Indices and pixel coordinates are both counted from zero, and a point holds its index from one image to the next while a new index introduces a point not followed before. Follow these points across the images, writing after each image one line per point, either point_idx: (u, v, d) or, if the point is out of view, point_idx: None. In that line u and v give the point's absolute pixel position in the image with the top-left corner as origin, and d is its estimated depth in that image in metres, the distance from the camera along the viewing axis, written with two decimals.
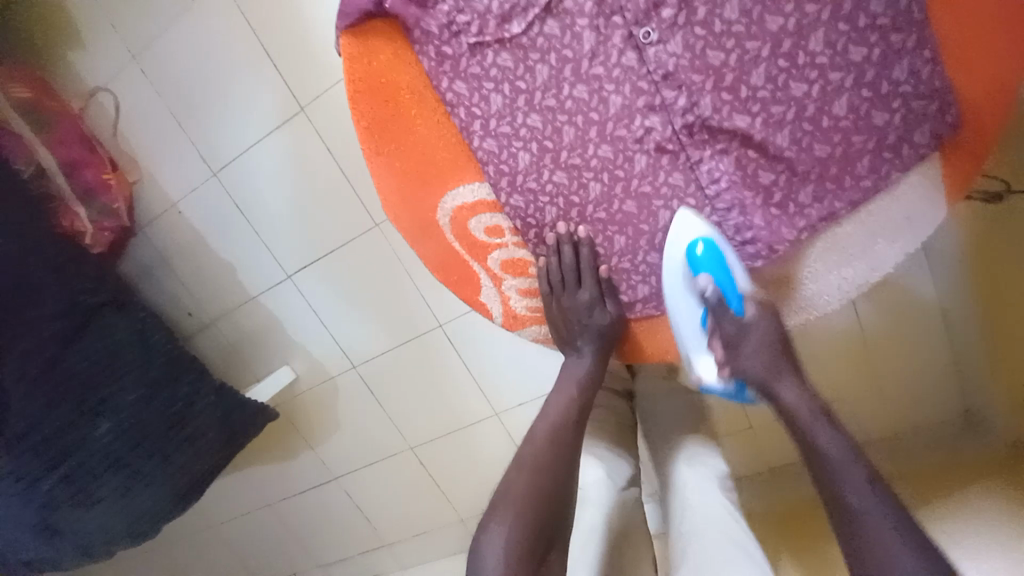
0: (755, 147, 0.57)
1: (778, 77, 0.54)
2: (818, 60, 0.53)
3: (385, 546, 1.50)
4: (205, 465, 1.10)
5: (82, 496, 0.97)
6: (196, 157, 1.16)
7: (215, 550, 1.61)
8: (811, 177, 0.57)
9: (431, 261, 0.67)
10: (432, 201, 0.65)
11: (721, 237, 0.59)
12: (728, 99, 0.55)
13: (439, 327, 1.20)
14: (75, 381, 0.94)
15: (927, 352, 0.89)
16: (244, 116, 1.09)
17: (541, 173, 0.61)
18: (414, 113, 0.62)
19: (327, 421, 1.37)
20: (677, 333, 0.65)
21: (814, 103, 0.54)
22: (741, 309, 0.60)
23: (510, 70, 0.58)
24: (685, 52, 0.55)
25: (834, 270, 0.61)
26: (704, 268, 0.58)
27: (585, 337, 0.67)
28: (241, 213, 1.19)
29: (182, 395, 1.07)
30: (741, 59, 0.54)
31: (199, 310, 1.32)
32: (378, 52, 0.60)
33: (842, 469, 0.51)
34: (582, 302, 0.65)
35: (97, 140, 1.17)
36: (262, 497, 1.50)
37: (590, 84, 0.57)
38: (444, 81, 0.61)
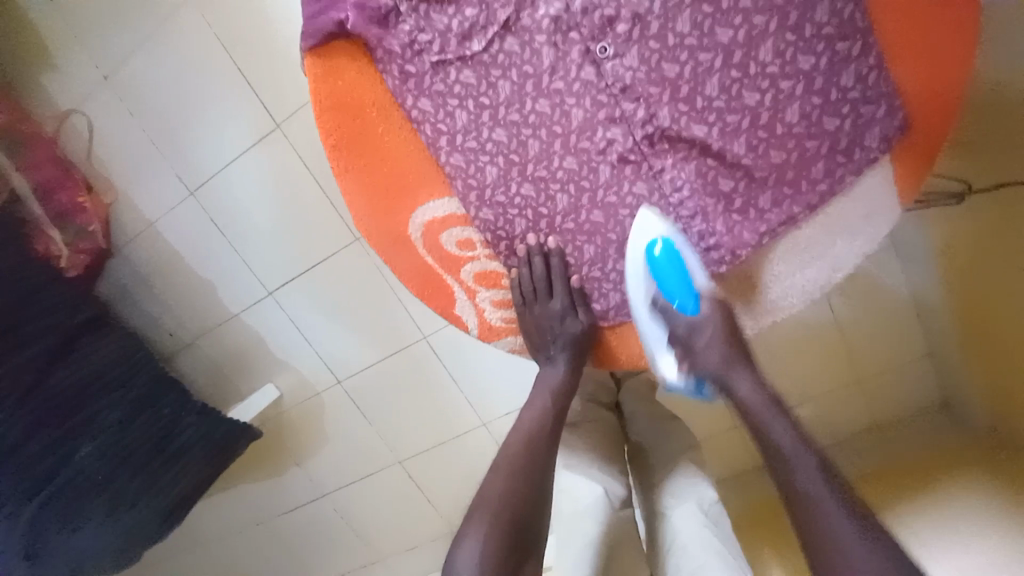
0: (714, 155, 0.58)
1: (731, 87, 0.56)
2: (768, 70, 0.55)
3: (378, 561, 1.49)
4: (191, 484, 1.07)
5: (63, 524, 0.95)
6: (171, 177, 1.15)
7: (205, 574, 1.58)
8: (768, 182, 0.58)
9: (403, 275, 0.66)
10: (402, 216, 0.65)
11: (679, 239, 0.60)
12: (685, 110, 0.57)
13: (423, 339, 1.21)
14: (55, 406, 0.94)
15: (904, 343, 0.94)
16: (220, 135, 1.10)
17: (509, 186, 0.62)
18: (381, 130, 0.63)
19: (315, 437, 1.36)
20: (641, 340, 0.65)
21: (767, 111, 0.56)
22: (696, 309, 0.61)
23: (474, 87, 0.59)
24: (641, 65, 0.56)
25: (798, 272, 0.62)
26: (660, 266, 0.60)
27: (559, 345, 0.66)
28: (220, 231, 1.18)
29: (167, 414, 1.07)
30: (695, 70, 0.56)
31: (180, 330, 1.30)
32: (342, 72, 0.61)
33: (809, 466, 0.52)
34: (554, 310, 0.65)
35: (71, 163, 1.18)
36: (251, 517, 1.48)
37: (551, 98, 0.58)
38: (409, 98, 0.62)
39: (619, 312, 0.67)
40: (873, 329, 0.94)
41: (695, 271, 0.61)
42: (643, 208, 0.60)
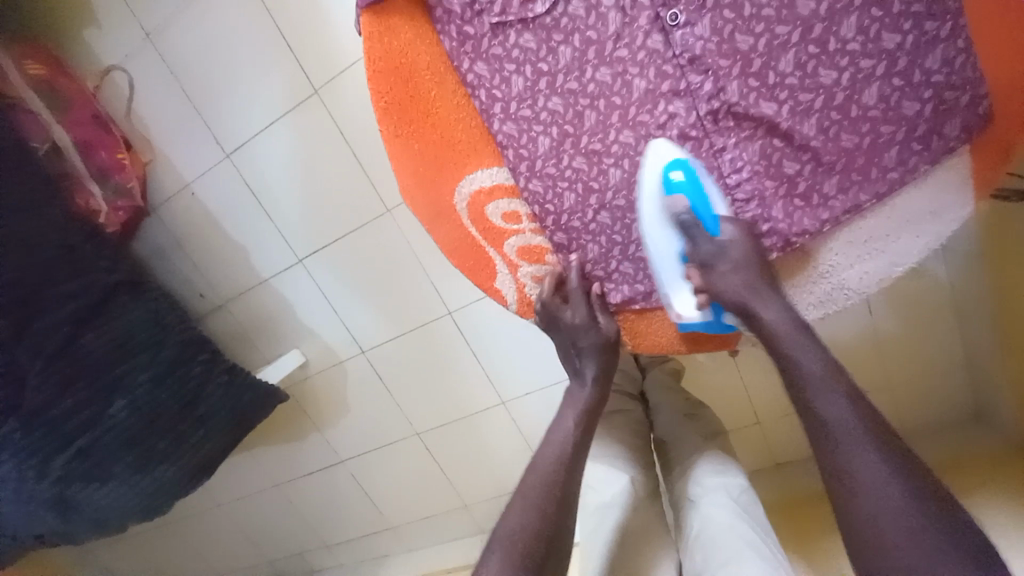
0: (781, 136, 0.55)
1: (807, 63, 0.53)
2: (848, 47, 0.52)
3: (389, 530, 1.52)
4: (218, 445, 1.10)
5: (97, 471, 0.99)
6: (208, 139, 1.16)
7: (223, 528, 1.64)
8: (836, 168, 0.55)
9: (446, 246, 0.67)
10: (449, 185, 0.64)
11: (694, 159, 0.57)
12: (755, 85, 0.54)
13: (448, 315, 1.20)
14: (89, 363, 0.95)
15: (938, 348, 0.90)
16: (257, 98, 1.09)
17: (560, 158, 0.61)
18: (434, 93, 0.62)
19: (336, 404, 1.38)
20: (654, 277, 0.63)
21: (843, 91, 0.53)
22: (717, 229, 0.58)
23: (533, 51, 0.58)
24: (712, 35, 0.54)
25: (855, 264, 0.60)
26: (681, 190, 0.57)
27: (589, 336, 0.66)
28: (253, 196, 1.19)
29: (195, 377, 1.06)
30: (770, 44, 0.53)
31: (210, 291, 1.32)
32: (399, 31, 0.59)
33: None
34: (577, 322, 0.66)
35: (111, 119, 1.18)
36: (270, 477, 1.52)
37: (613, 67, 0.56)
38: (465, 61, 0.61)
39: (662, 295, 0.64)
40: (906, 333, 0.90)
41: (713, 196, 0.58)
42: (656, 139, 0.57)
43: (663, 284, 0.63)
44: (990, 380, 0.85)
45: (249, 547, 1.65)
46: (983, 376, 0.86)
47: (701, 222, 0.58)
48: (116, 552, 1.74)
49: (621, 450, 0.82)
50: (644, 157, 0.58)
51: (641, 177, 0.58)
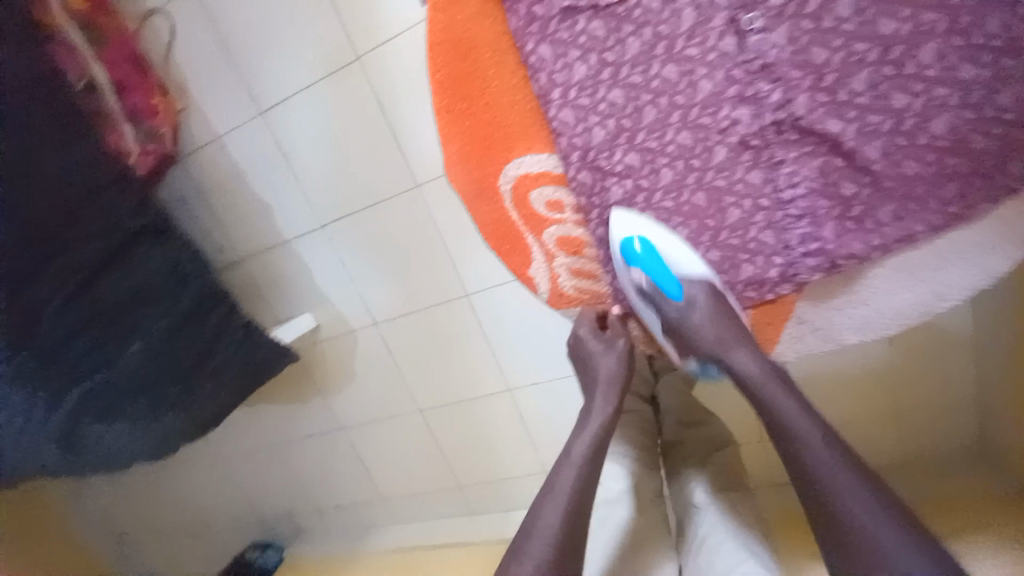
0: (843, 156, 0.54)
1: (881, 84, 0.52)
2: (924, 73, 0.51)
3: (381, 500, 1.54)
4: (227, 402, 1.10)
5: (108, 412, 0.99)
6: (243, 95, 1.14)
7: (219, 481, 1.67)
8: (894, 195, 0.54)
9: (484, 223, 0.71)
10: (496, 164, 0.67)
11: (653, 228, 0.60)
12: (823, 101, 0.53)
13: (464, 297, 1.20)
14: (109, 304, 0.96)
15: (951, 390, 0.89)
16: (298, 58, 1.07)
17: (613, 152, 0.60)
18: (492, 72, 0.64)
19: (342, 372, 1.39)
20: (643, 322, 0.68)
21: (912, 118, 0.52)
22: (679, 293, 0.60)
23: (600, 40, 0.57)
24: (788, 44, 0.53)
25: (897, 291, 0.60)
26: (638, 263, 0.61)
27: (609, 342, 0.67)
28: (283, 156, 1.18)
29: (211, 330, 1.06)
30: (846, 60, 0.52)
31: (231, 248, 1.32)
32: (465, 7, 0.62)
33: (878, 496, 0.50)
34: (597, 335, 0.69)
35: (148, 64, 1.16)
36: (270, 436, 1.55)
37: (680, 65, 0.55)
38: (529, 43, 0.60)
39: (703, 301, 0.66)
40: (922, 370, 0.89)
41: (678, 260, 0.60)
42: (615, 210, 0.62)
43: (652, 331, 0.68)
44: (996, 417, 0.84)
45: (242, 502, 1.68)
46: (991, 412, 0.85)
47: (662, 288, 0.61)
48: (112, 494, 1.77)
49: (629, 451, 0.82)
50: (609, 230, 0.63)
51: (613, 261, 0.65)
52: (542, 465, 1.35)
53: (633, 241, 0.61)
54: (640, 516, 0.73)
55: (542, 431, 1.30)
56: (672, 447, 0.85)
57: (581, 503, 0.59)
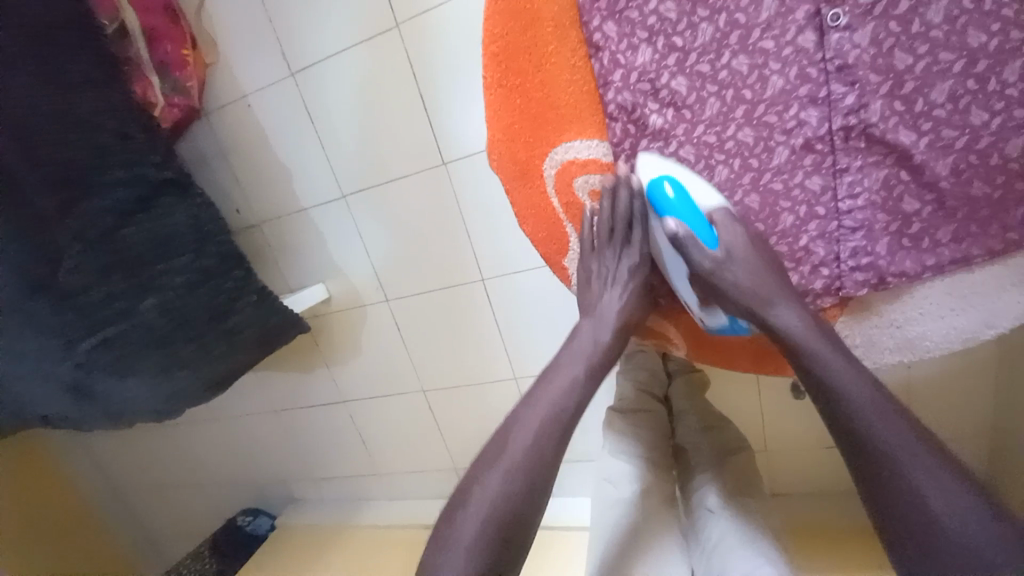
0: (910, 169, 0.53)
1: (961, 98, 0.50)
2: (1008, 91, 0.49)
3: (375, 476, 1.55)
4: (239, 360, 1.07)
5: (117, 366, 0.93)
6: (276, 52, 1.11)
7: (215, 441, 1.67)
8: (956, 216, 0.53)
9: (522, 208, 0.70)
10: (544, 148, 0.67)
11: (685, 173, 0.59)
12: (899, 110, 0.52)
13: (481, 282, 1.19)
14: (129, 253, 0.93)
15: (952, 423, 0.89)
16: (334, 18, 1.04)
17: (669, 143, 0.61)
18: (552, 49, 0.64)
19: (349, 345, 1.38)
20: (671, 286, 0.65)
21: (988, 137, 0.50)
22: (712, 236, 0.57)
23: (671, 23, 0.58)
24: (870, 46, 0.52)
25: (947, 315, 0.58)
26: (671, 211, 0.57)
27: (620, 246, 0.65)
28: (310, 119, 1.15)
29: (228, 289, 1.05)
30: (929, 68, 0.50)
31: (247, 209, 1.31)
32: None
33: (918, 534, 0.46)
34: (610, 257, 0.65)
35: (179, 10, 1.13)
36: (271, 402, 1.55)
37: (752, 57, 0.56)
38: (596, 19, 0.61)
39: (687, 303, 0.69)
40: (940, 397, 0.87)
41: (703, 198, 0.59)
42: (643, 152, 0.62)
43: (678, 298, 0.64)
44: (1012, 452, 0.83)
45: (235, 464, 1.69)
46: (1006, 447, 0.84)
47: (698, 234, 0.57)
48: (107, 443, 1.78)
49: (642, 450, 0.81)
50: (637, 172, 0.62)
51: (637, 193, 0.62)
52: None
53: (663, 180, 0.58)
54: (650, 517, 0.72)
55: None
56: (688, 448, 0.84)
57: None
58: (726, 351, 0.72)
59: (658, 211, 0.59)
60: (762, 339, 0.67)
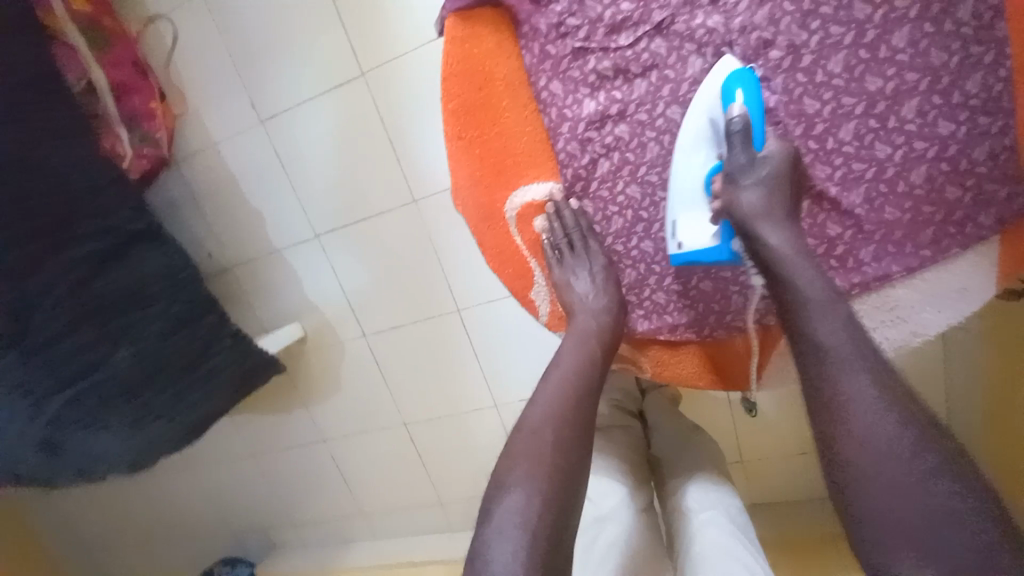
0: (828, 200, 0.60)
1: (866, 135, 0.57)
2: (905, 127, 0.56)
3: (361, 515, 1.52)
4: (216, 406, 1.07)
5: (91, 419, 0.92)
6: (245, 102, 1.14)
7: (190, 492, 1.61)
8: (874, 237, 0.59)
9: (489, 247, 0.74)
10: (504, 192, 0.71)
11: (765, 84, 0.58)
12: (814, 148, 0.59)
13: (457, 312, 1.21)
14: (101, 305, 0.92)
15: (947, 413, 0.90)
16: (301, 69, 1.09)
17: (616, 183, 0.68)
18: (506, 104, 0.69)
19: (328, 383, 1.38)
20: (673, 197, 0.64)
21: (893, 167, 0.57)
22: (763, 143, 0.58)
23: (609, 79, 0.64)
24: (783, 94, 0.59)
25: (877, 327, 0.63)
26: (744, 101, 0.57)
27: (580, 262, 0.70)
28: (280, 164, 1.18)
29: (203, 335, 1.05)
30: (836, 111, 0.57)
31: (219, 254, 1.31)
32: (482, 39, 0.67)
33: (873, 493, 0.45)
34: (574, 272, 0.70)
35: (149, 68, 1.16)
36: (248, 447, 1.51)
37: (684, 107, 0.62)
38: (542, 79, 0.67)
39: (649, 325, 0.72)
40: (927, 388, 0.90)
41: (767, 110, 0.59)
42: (726, 55, 0.59)
43: (681, 205, 0.64)
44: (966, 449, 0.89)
45: (212, 514, 1.63)
46: None
47: (753, 134, 0.57)
48: (74, 503, 1.70)
49: (622, 466, 0.83)
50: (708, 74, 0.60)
51: (696, 97, 0.61)
52: None
53: (741, 78, 0.58)
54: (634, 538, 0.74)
55: None
56: (661, 457, 0.86)
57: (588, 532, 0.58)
58: (693, 366, 0.73)
59: (727, 97, 0.58)
60: (716, 335, 0.71)
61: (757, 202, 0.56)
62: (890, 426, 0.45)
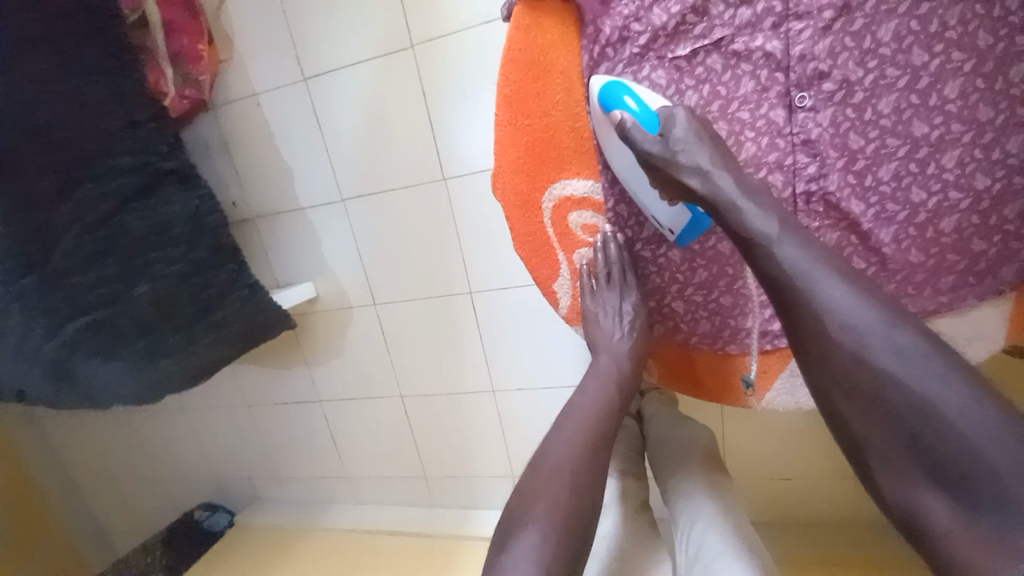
0: (858, 235, 0.61)
1: (904, 178, 0.58)
2: (943, 175, 0.57)
3: (343, 478, 1.55)
4: (222, 354, 1.09)
5: (104, 348, 0.94)
6: (292, 58, 1.15)
7: (181, 432, 1.65)
8: (897, 277, 0.61)
9: (521, 235, 0.75)
10: (544, 183, 0.73)
11: (629, 81, 0.65)
12: (852, 182, 0.60)
13: (468, 294, 1.23)
14: (126, 238, 0.94)
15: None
16: (352, 34, 1.10)
17: None
18: (558, 97, 0.70)
19: (332, 346, 1.40)
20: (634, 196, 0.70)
21: (926, 213, 0.59)
22: (655, 125, 0.63)
23: (661, 88, 0.65)
24: (830, 126, 0.60)
25: None
26: (619, 108, 0.63)
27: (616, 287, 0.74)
28: (317, 124, 1.19)
29: (218, 284, 1.05)
30: (878, 150, 0.59)
31: (244, 203, 1.33)
32: (547, 30, 0.68)
33: (900, 455, 0.50)
34: (612, 297, 0.74)
35: (200, 7, 1.16)
36: (244, 396, 1.54)
37: (731, 125, 0.63)
38: (596, 82, 0.68)
39: (671, 325, 0.75)
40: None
41: (648, 98, 0.64)
42: (597, 76, 0.67)
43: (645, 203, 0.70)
44: None
45: (199, 456, 1.66)
46: None
47: (643, 127, 0.63)
48: (65, 427, 1.72)
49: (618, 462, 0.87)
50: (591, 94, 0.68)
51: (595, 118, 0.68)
52: (512, 470, 1.38)
53: (617, 89, 0.64)
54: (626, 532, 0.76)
55: (519, 438, 1.34)
56: (655, 451, 0.88)
57: (579, 515, 0.61)
58: (707, 383, 0.75)
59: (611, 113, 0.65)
60: (727, 350, 0.72)
61: (705, 163, 0.60)
62: (946, 386, 0.47)
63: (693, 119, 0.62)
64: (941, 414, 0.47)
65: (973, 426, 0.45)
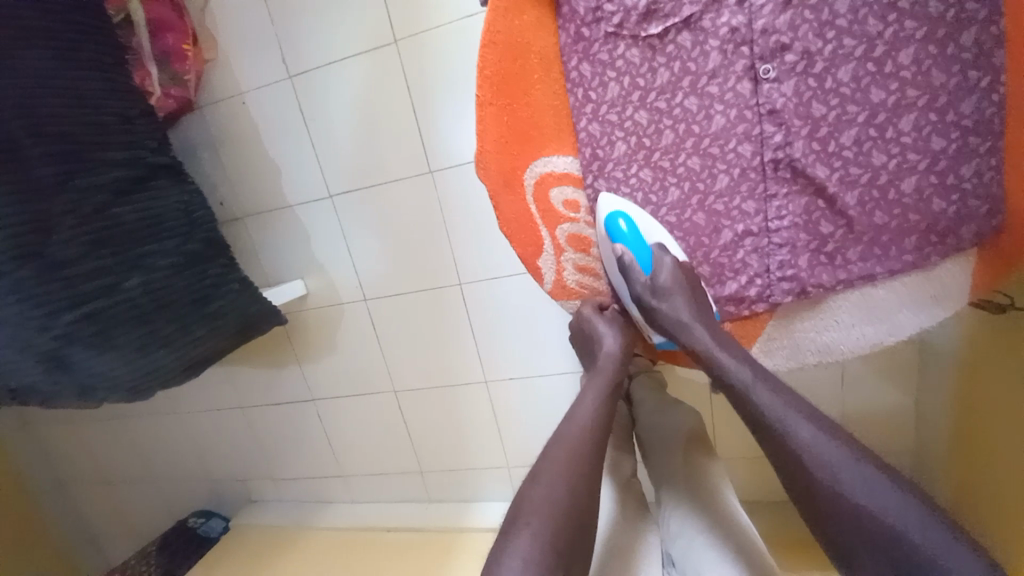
0: (825, 199, 0.65)
1: (865, 142, 0.62)
2: (902, 139, 0.61)
3: (339, 477, 1.55)
4: (218, 346, 1.09)
5: (100, 339, 0.91)
6: (277, 56, 1.17)
7: (174, 436, 1.64)
8: (863, 239, 0.64)
9: (506, 213, 0.76)
10: (525, 160, 0.75)
11: (634, 209, 0.71)
12: (817, 149, 0.63)
13: (458, 286, 1.25)
14: (120, 230, 0.95)
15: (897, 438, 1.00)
16: (335, 32, 1.12)
17: (630, 166, 0.72)
18: (537, 77, 0.73)
19: (324, 343, 1.41)
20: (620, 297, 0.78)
21: (887, 175, 0.62)
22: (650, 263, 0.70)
23: (635, 66, 0.69)
24: (794, 96, 0.63)
25: (857, 325, 0.69)
26: (622, 240, 0.70)
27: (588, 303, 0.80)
28: (304, 119, 1.20)
29: (212, 275, 1.07)
30: (839, 117, 0.62)
31: (232, 202, 1.33)
32: (525, 12, 0.70)
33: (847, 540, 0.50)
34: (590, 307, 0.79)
35: (185, 7, 1.16)
36: (236, 398, 1.54)
37: (701, 99, 0.67)
38: (574, 60, 0.72)
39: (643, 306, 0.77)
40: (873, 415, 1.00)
41: (650, 231, 0.70)
42: (602, 192, 0.73)
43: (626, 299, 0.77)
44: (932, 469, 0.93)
45: (193, 461, 1.65)
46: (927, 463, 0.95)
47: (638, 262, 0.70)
48: (56, 436, 1.71)
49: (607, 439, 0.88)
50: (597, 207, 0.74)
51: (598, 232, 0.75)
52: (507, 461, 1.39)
53: (618, 217, 0.71)
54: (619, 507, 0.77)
55: (514, 429, 1.35)
56: (645, 431, 0.88)
57: None
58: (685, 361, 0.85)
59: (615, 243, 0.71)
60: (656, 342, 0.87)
61: (685, 316, 0.65)
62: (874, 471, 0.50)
63: (680, 271, 0.68)
64: (871, 499, 0.49)
65: (901, 520, 0.48)
